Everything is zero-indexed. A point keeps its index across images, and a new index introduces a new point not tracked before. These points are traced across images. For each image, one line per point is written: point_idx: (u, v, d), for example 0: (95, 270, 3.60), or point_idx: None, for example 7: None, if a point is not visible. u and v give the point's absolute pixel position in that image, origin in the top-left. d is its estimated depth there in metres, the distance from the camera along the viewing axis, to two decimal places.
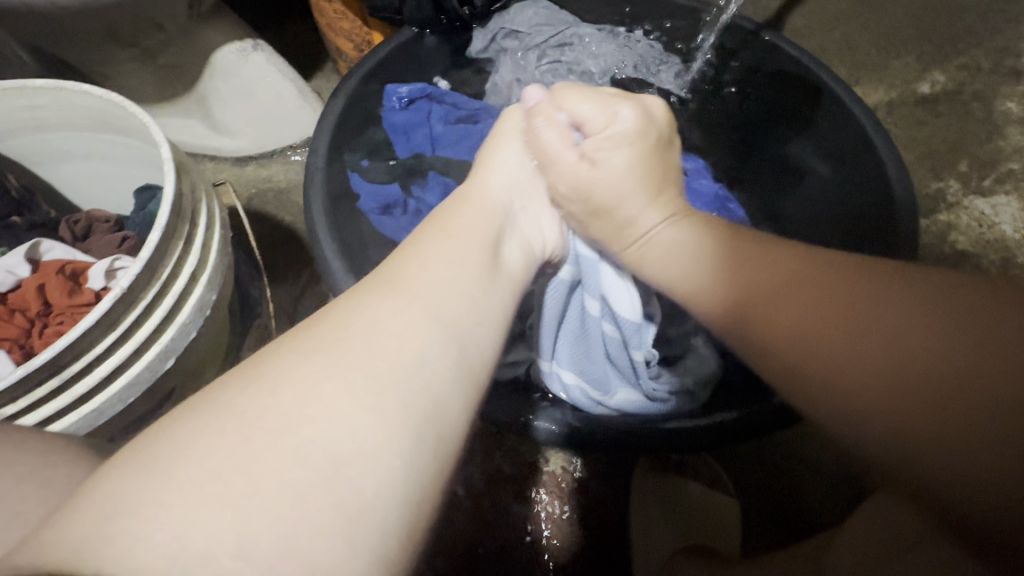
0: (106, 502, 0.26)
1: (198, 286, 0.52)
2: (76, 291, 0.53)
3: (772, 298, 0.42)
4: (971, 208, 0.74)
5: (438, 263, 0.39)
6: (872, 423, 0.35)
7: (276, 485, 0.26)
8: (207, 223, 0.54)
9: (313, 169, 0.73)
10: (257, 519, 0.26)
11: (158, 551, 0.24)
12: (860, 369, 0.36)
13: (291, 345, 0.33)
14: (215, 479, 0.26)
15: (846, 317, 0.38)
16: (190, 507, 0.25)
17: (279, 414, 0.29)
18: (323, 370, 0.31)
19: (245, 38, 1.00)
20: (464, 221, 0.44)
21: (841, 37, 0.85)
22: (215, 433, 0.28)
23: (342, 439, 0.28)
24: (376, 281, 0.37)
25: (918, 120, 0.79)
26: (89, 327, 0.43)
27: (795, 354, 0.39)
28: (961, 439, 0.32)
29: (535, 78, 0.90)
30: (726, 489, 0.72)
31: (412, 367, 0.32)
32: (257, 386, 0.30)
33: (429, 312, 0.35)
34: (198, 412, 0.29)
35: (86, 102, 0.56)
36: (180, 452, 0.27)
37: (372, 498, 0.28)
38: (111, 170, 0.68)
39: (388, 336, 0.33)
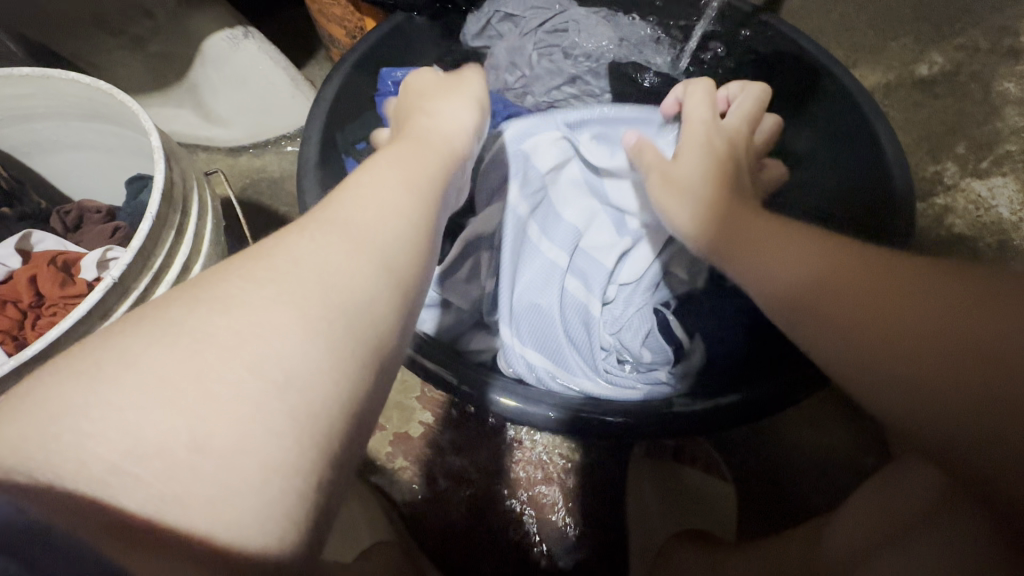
0: (51, 408, 0.25)
1: (191, 276, 0.51)
2: (67, 282, 0.52)
3: (800, 252, 0.43)
4: (967, 190, 0.73)
5: (384, 196, 0.36)
6: (888, 361, 0.36)
7: (225, 394, 0.26)
8: (198, 213, 0.53)
9: (305, 159, 0.72)
10: (208, 424, 0.25)
11: (108, 450, 0.24)
12: (865, 322, 0.38)
13: (234, 266, 0.31)
14: (163, 386, 0.25)
15: (872, 270, 0.40)
16: (134, 410, 0.25)
17: (223, 330, 0.27)
18: (268, 295, 0.29)
19: (235, 25, 0.97)
20: (401, 158, 0.41)
21: (838, 18, 0.84)
22: (158, 343, 0.27)
23: (287, 353, 0.27)
24: (320, 214, 0.34)
25: (916, 102, 0.78)
26: (80, 317, 0.43)
27: (813, 316, 0.40)
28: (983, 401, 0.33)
29: (530, 63, 0.88)
30: (722, 472, 0.73)
31: (360, 292, 0.31)
32: (202, 303, 0.28)
33: (366, 240, 0.33)
34: (137, 327, 0.28)
35: (74, 89, 0.56)
36: (124, 358, 0.26)
37: (321, 411, 0.27)
38: (101, 160, 0.67)
39: (331, 263, 0.31)
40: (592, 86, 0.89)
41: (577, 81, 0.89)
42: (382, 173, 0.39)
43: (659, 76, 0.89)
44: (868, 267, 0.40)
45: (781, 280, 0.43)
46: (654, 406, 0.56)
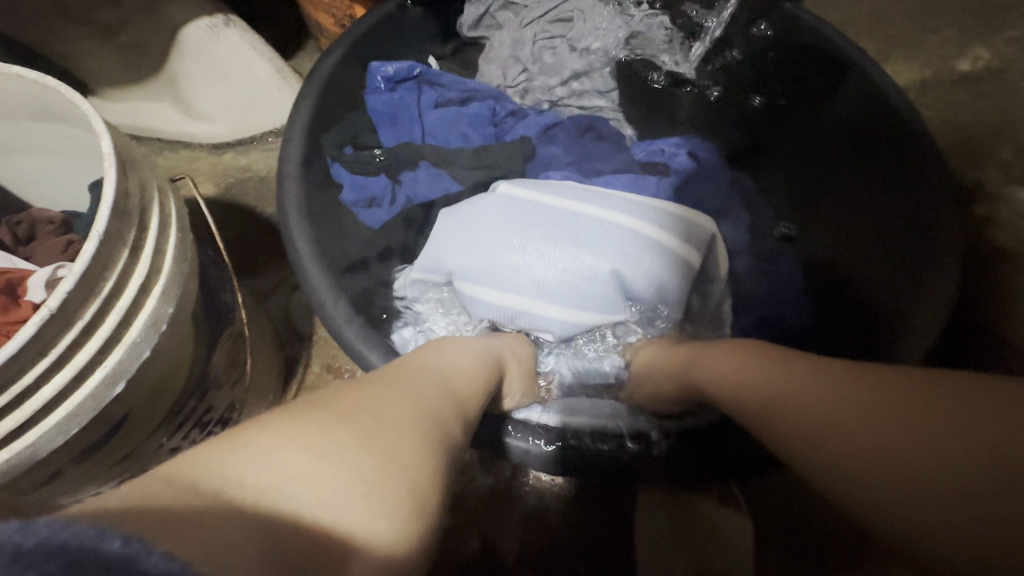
0: (227, 457, 0.26)
1: (150, 298, 0.46)
2: (10, 305, 0.46)
3: (741, 363, 0.45)
4: (1011, 198, 0.65)
5: (462, 364, 0.45)
6: (851, 441, 0.35)
7: (399, 483, 0.28)
8: (159, 227, 0.47)
9: (286, 159, 0.67)
10: (382, 505, 0.27)
11: (319, 509, 0.25)
12: (817, 413, 0.38)
13: (372, 390, 0.35)
14: (360, 466, 0.28)
15: (808, 367, 0.42)
16: (343, 484, 0.26)
17: (386, 436, 0.30)
18: (386, 400, 0.34)
19: (215, 12, 0.90)
20: (462, 343, 0.50)
21: (870, 9, 0.78)
22: (357, 436, 0.29)
23: (426, 459, 0.31)
24: (399, 366, 0.41)
25: (955, 102, 0.71)
26: (12, 354, 0.37)
27: (760, 422, 0.42)
28: (927, 487, 0.32)
29: (532, 57, 0.82)
30: (738, 502, 0.64)
31: (447, 427, 0.35)
32: (368, 410, 0.32)
33: (441, 387, 0.40)
34: (296, 410, 0.31)
35: (18, 85, 0.49)
36: (333, 442, 0.28)
37: (438, 512, 0.30)
38: (58, 164, 0.61)
39: (434, 401, 0.37)
40: (598, 84, 0.82)
41: (583, 76, 0.82)
42: (438, 351, 0.46)
43: (669, 77, 0.82)
44: (807, 366, 0.42)
45: (733, 386, 0.45)
46: (679, 448, 0.54)
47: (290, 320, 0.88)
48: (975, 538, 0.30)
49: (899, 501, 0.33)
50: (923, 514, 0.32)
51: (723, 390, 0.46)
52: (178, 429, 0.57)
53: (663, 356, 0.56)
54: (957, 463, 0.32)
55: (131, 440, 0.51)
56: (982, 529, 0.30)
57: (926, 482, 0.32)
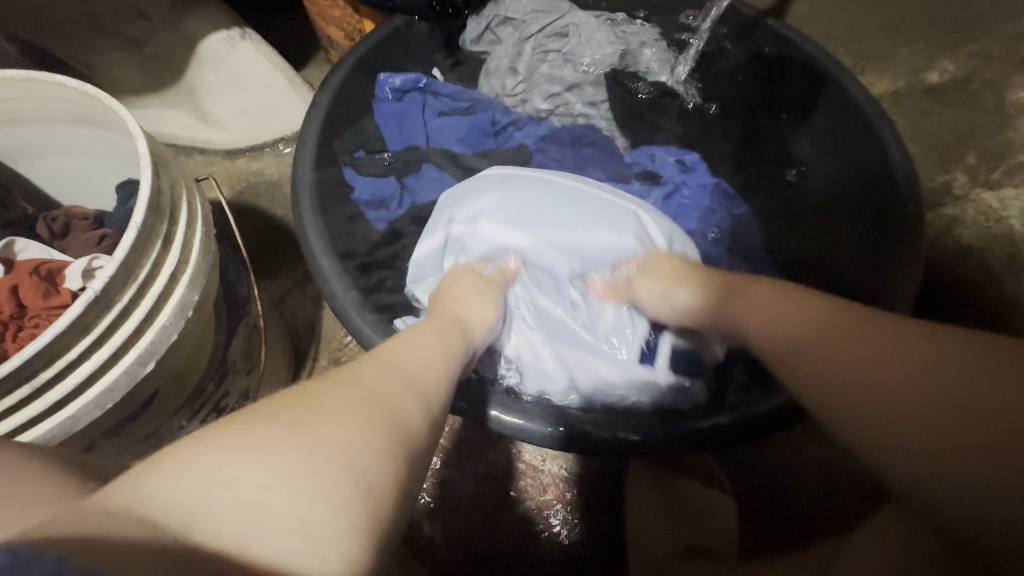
0: (173, 472, 0.28)
1: (178, 286, 0.50)
2: (51, 292, 0.50)
3: (780, 310, 0.48)
4: (978, 201, 0.72)
5: (433, 347, 0.46)
6: (884, 389, 0.40)
7: (327, 484, 0.29)
8: (187, 221, 0.52)
9: (301, 160, 0.71)
10: (315, 503, 0.29)
11: (243, 517, 0.27)
12: (853, 365, 0.42)
13: (315, 387, 0.36)
14: (288, 469, 0.29)
15: (846, 317, 0.45)
16: (268, 490, 0.28)
17: (323, 433, 0.32)
18: (343, 401, 0.35)
19: (233, 26, 0.97)
20: (448, 326, 0.51)
21: (846, 24, 0.83)
22: (289, 437, 0.31)
23: (366, 453, 0.32)
24: (373, 355, 0.42)
25: (926, 111, 0.76)
26: (60, 331, 0.42)
27: (794, 366, 0.45)
28: (961, 431, 0.37)
29: (529, 69, 0.87)
30: (724, 487, 0.70)
31: (404, 419, 0.36)
32: (306, 411, 0.33)
33: (414, 380, 0.40)
34: (248, 417, 0.32)
35: (61, 93, 0.54)
36: (261, 445, 0.30)
37: (383, 506, 0.31)
38: (90, 166, 0.65)
39: (390, 390, 0.37)
40: (590, 95, 0.87)
41: (577, 87, 0.87)
42: (417, 336, 0.47)
43: (654, 87, 0.87)
44: (848, 318, 0.45)
45: (769, 330, 0.48)
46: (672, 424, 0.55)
47: (300, 317, 0.93)
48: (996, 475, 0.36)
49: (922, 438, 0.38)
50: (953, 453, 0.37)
51: (762, 336, 0.48)
52: (198, 411, 0.61)
53: (684, 290, 0.56)
54: (982, 410, 0.37)
55: (155, 419, 0.55)
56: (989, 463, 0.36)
57: (959, 425, 0.37)
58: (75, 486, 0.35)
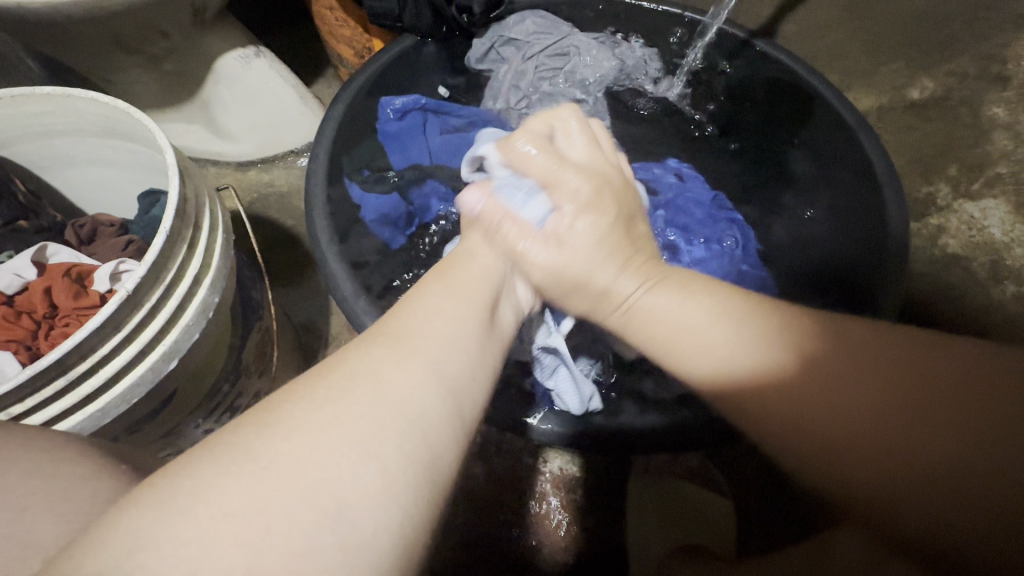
0: (134, 526, 0.25)
1: (201, 288, 0.53)
2: (81, 294, 0.53)
3: (731, 331, 0.43)
4: (960, 211, 0.75)
5: (435, 313, 0.41)
6: (847, 428, 0.37)
7: (307, 505, 0.27)
8: (210, 227, 0.55)
9: (314, 174, 0.74)
10: (295, 524, 0.26)
11: (199, 561, 0.24)
12: (812, 404, 0.38)
13: (289, 395, 0.32)
14: (258, 497, 0.26)
15: (796, 342, 0.41)
16: (233, 524, 0.25)
17: (289, 458, 0.28)
18: (334, 418, 0.30)
19: (247, 44, 1.01)
20: (468, 279, 0.46)
21: (829, 46, 0.86)
22: (255, 463, 0.28)
23: (349, 465, 0.29)
24: (382, 335, 0.38)
25: (907, 126, 0.80)
26: (94, 328, 0.44)
27: (749, 402, 0.41)
28: (942, 483, 0.34)
29: (534, 87, 0.91)
30: (720, 488, 0.72)
31: (413, 429, 0.32)
32: (274, 428, 0.29)
33: (430, 372, 0.36)
34: (219, 451, 0.29)
35: (93, 108, 0.58)
36: (225, 475, 0.27)
37: (367, 524, 0.27)
38: (114, 176, 0.69)
39: (380, 379, 0.33)
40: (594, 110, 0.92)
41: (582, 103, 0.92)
42: (423, 298, 0.43)
43: (656, 103, 0.94)
44: (810, 348, 0.40)
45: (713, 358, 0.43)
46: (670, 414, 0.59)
47: (309, 323, 0.95)
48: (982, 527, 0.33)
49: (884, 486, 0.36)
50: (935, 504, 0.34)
51: (707, 365, 0.43)
52: (214, 409, 0.64)
53: (629, 277, 0.49)
54: (943, 445, 0.35)
55: (174, 416, 0.58)
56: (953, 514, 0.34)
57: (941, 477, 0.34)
58: (112, 469, 0.37)
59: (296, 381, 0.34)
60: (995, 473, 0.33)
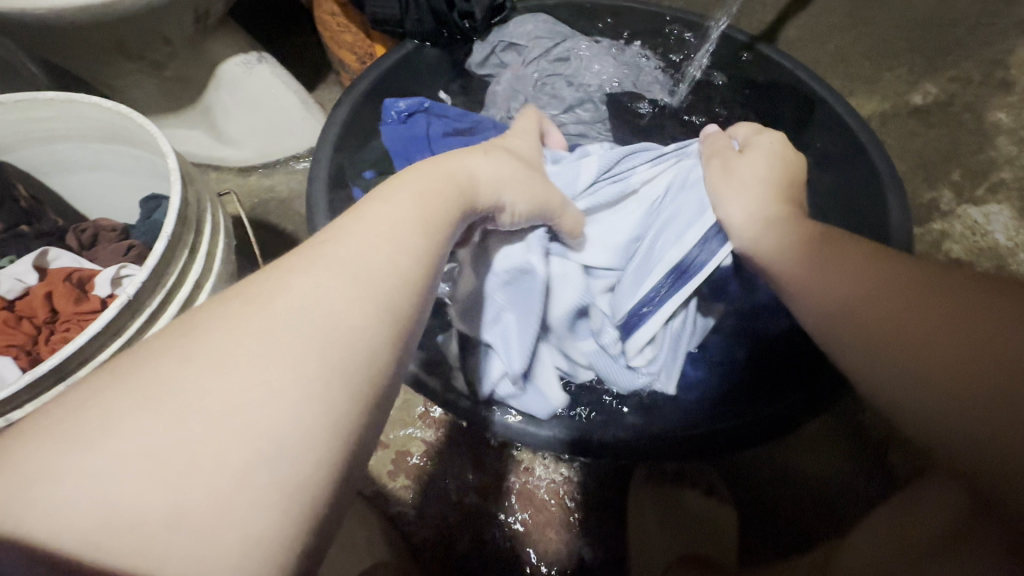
0: (29, 472, 0.23)
1: (202, 293, 0.53)
2: (82, 298, 0.53)
3: (821, 254, 0.47)
4: (964, 216, 0.75)
5: (385, 237, 0.34)
6: (905, 329, 0.39)
7: (206, 462, 0.24)
8: (211, 232, 0.55)
9: (316, 179, 0.75)
10: (189, 488, 0.24)
11: (86, 516, 0.23)
12: (869, 305, 0.42)
13: (195, 323, 0.28)
14: (145, 454, 0.24)
15: (874, 265, 0.44)
16: (119, 480, 0.23)
17: (200, 391, 0.26)
18: (249, 346, 0.27)
19: (250, 51, 1.01)
20: (420, 192, 0.39)
21: (834, 49, 0.86)
22: (146, 410, 0.25)
23: (257, 423, 0.26)
24: (310, 251, 0.32)
25: (911, 131, 0.80)
26: (95, 334, 0.44)
27: (818, 305, 0.45)
28: (968, 387, 0.35)
29: (533, 91, 0.90)
30: (725, 497, 0.71)
31: (344, 356, 0.29)
32: (178, 357, 0.27)
33: (359, 286, 0.31)
34: (117, 381, 0.26)
35: (96, 113, 0.58)
36: (110, 422, 0.24)
37: (295, 456, 0.26)
38: (116, 181, 0.69)
39: (306, 315, 0.29)
40: (592, 114, 0.90)
41: (581, 106, 0.90)
42: (366, 212, 0.36)
43: (655, 107, 0.92)
44: (881, 270, 0.43)
45: (791, 269, 0.48)
46: (667, 429, 0.59)
47: None
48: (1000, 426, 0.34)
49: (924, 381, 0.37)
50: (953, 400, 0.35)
51: (788, 272, 0.49)
52: None
53: (770, 201, 0.54)
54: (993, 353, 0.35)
55: None
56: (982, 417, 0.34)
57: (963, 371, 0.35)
58: None
59: (217, 296, 0.30)
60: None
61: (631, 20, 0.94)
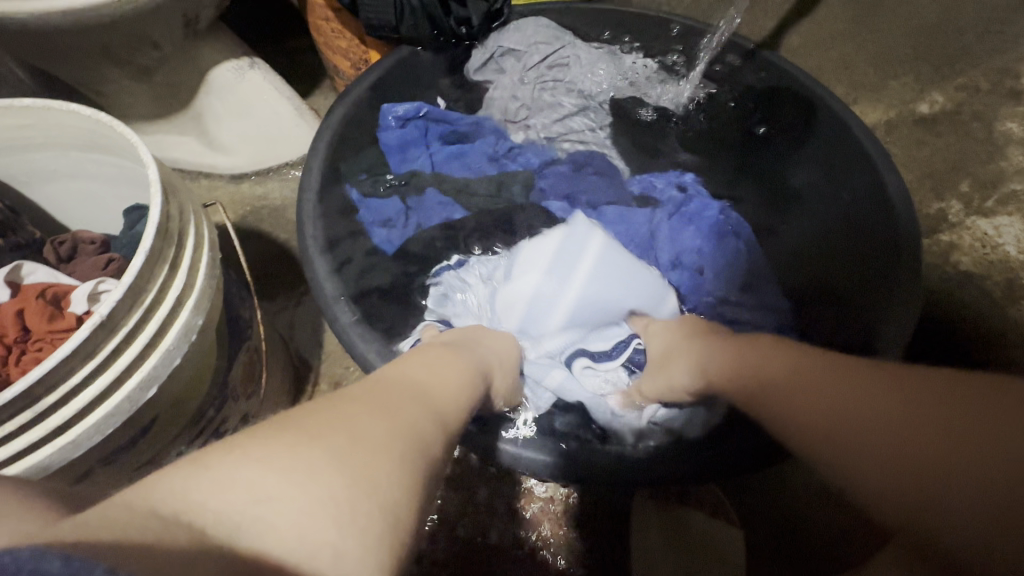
0: (211, 501, 0.25)
1: (184, 310, 0.50)
2: (56, 316, 0.50)
3: (751, 361, 0.49)
4: (973, 228, 0.73)
5: (432, 377, 0.44)
6: (845, 424, 0.39)
7: (361, 512, 0.28)
8: (195, 245, 0.52)
9: (307, 188, 0.72)
10: (350, 533, 0.27)
11: (285, 545, 0.25)
12: (809, 406, 0.42)
13: (351, 405, 0.34)
14: (330, 499, 0.28)
15: (802, 363, 0.46)
16: (291, 516, 0.26)
17: (353, 453, 0.30)
18: (381, 425, 0.33)
19: (241, 55, 1.00)
20: (439, 353, 0.50)
21: (838, 56, 0.85)
22: (328, 457, 0.29)
23: (396, 490, 0.30)
24: (378, 379, 0.40)
25: (917, 140, 0.78)
26: (65, 356, 0.42)
27: (762, 408, 0.46)
28: (917, 471, 0.35)
29: (532, 98, 0.89)
30: (730, 517, 0.68)
31: (426, 448, 0.35)
32: (335, 426, 0.32)
33: (428, 408, 0.39)
34: (277, 436, 0.30)
35: (75, 120, 0.55)
36: (303, 462, 0.29)
37: (406, 522, 0.30)
38: (97, 191, 0.66)
39: (415, 416, 0.36)
40: (594, 121, 0.89)
41: (581, 114, 0.89)
42: (407, 362, 0.46)
43: (657, 112, 0.90)
44: (809, 368, 0.45)
45: (732, 373, 0.50)
46: (672, 455, 0.56)
47: (300, 342, 0.92)
48: (971, 523, 0.33)
49: (878, 472, 0.37)
50: (920, 494, 0.35)
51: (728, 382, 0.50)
52: (196, 437, 0.60)
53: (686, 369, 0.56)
54: (933, 436, 0.36)
55: (157, 444, 0.54)
56: (955, 503, 0.34)
57: (920, 461, 0.36)
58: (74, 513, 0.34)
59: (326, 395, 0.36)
60: (990, 476, 0.33)
61: (628, 25, 0.92)
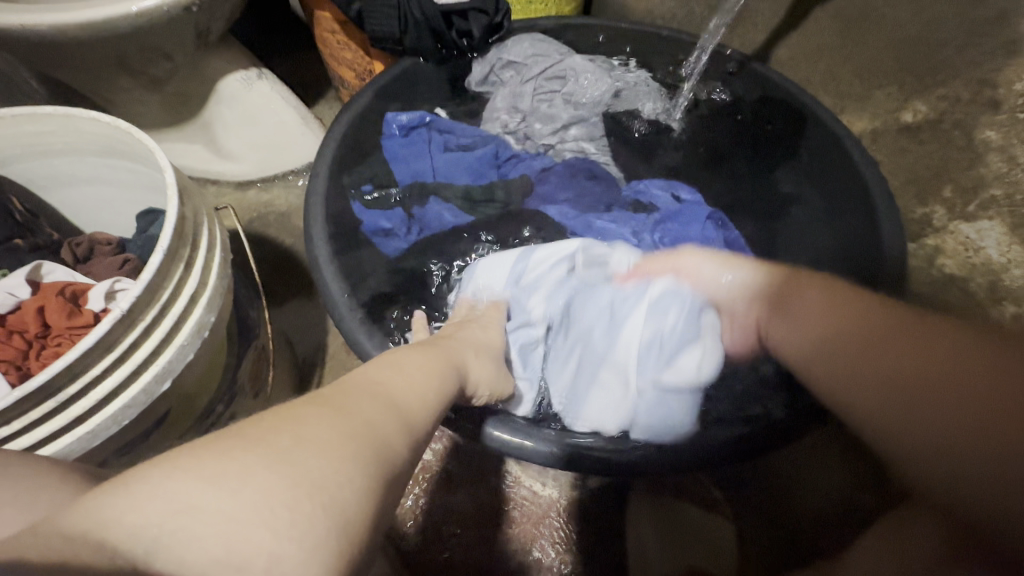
0: (136, 519, 0.25)
1: (196, 308, 0.52)
2: (75, 313, 0.53)
3: (794, 299, 0.54)
4: (956, 232, 0.75)
5: (403, 378, 0.41)
6: (864, 366, 0.44)
7: (299, 517, 0.27)
8: (208, 246, 0.54)
9: (314, 193, 0.75)
10: (288, 539, 0.26)
11: (213, 557, 0.25)
12: (833, 347, 0.47)
13: (304, 410, 0.33)
14: (263, 506, 0.27)
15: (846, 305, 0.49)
16: (220, 528, 0.26)
17: (294, 457, 0.29)
18: (333, 428, 0.32)
19: (250, 66, 1.02)
20: (413, 356, 0.47)
21: (826, 68, 0.90)
22: (265, 464, 0.28)
23: (342, 492, 0.29)
24: (349, 381, 0.38)
25: (901, 148, 0.83)
26: (87, 348, 0.44)
27: (795, 342, 0.52)
28: (912, 407, 0.40)
29: (530, 108, 0.92)
30: (722, 509, 0.70)
31: (386, 446, 0.33)
32: (280, 430, 0.31)
33: (394, 408, 0.37)
34: (218, 445, 0.29)
35: (94, 127, 0.58)
36: (239, 471, 0.28)
37: (359, 523, 0.29)
38: (113, 195, 0.69)
39: (374, 416, 0.35)
40: (589, 131, 0.92)
41: (576, 124, 0.92)
42: (380, 363, 0.43)
43: (649, 124, 0.93)
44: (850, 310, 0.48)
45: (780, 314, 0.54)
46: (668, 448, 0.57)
47: (305, 343, 0.94)
48: (936, 458, 0.38)
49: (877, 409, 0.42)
50: (906, 423, 0.40)
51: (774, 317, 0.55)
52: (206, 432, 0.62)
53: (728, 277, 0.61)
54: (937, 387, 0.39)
55: (167, 438, 0.56)
56: (934, 440, 0.38)
57: (922, 405, 0.39)
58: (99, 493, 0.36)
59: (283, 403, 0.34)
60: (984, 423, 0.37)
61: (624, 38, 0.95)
